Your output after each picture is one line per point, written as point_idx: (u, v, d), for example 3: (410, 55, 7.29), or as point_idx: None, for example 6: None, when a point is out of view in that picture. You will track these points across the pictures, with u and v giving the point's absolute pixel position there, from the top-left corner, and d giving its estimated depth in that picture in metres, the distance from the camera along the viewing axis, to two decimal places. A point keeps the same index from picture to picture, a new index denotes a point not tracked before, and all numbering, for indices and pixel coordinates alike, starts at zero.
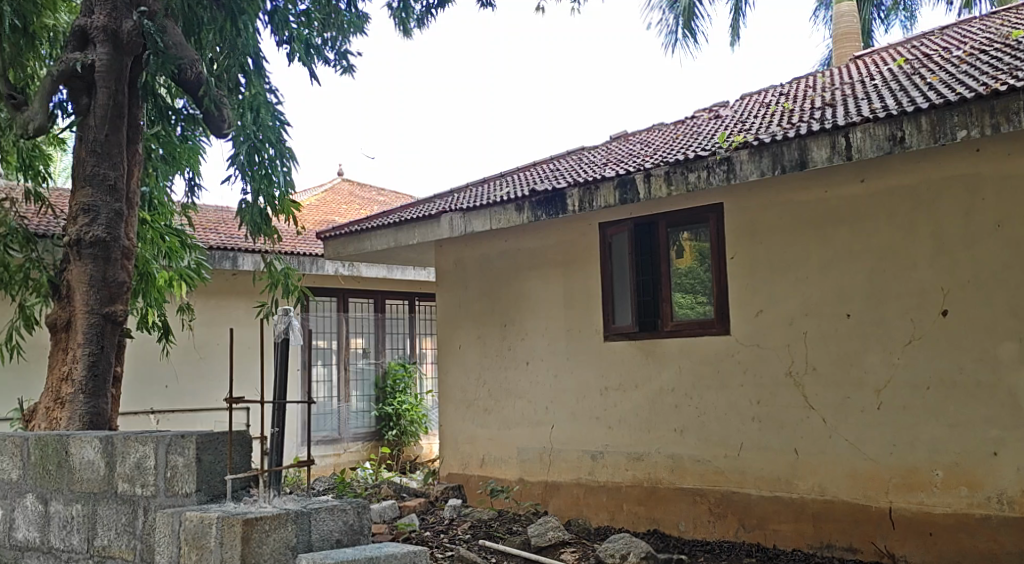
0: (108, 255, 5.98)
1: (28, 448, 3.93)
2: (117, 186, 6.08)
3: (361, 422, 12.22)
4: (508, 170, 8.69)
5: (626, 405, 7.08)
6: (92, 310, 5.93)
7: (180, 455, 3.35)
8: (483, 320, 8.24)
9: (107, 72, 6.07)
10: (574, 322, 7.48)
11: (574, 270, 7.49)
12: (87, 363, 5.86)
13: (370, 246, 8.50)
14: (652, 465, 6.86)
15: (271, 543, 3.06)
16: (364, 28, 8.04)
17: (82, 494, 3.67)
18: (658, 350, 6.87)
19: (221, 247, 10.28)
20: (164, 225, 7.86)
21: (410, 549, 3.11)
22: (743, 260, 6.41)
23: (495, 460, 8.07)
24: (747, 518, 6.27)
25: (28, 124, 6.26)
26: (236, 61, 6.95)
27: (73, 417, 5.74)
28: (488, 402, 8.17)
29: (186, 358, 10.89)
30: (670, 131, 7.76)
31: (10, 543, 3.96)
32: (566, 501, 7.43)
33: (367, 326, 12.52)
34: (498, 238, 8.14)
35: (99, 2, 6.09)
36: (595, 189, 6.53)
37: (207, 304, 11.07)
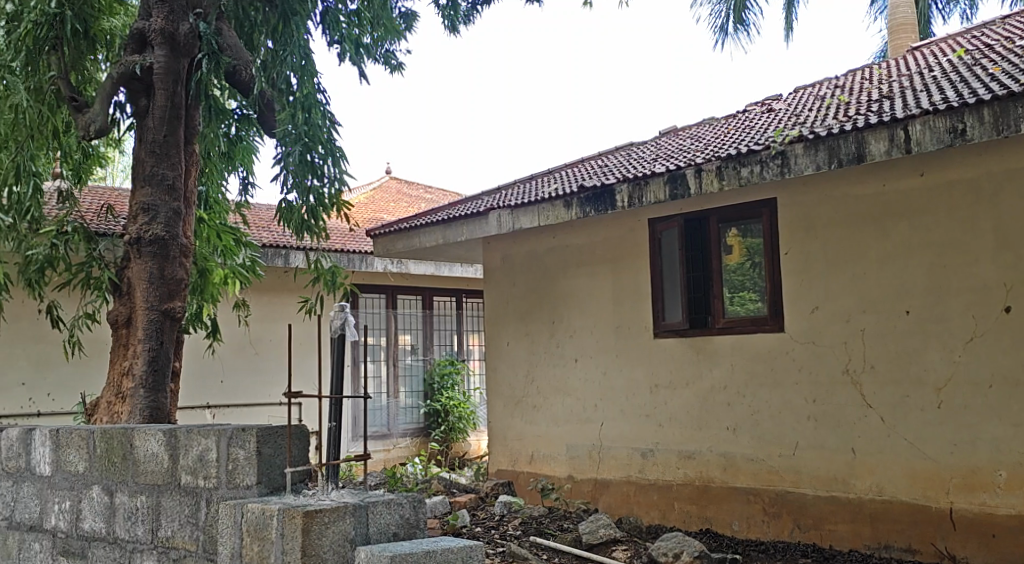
0: (166, 252, 6.11)
1: (94, 441, 4.04)
2: (175, 185, 6.21)
3: (410, 417, 12.30)
4: (556, 167, 8.68)
5: (677, 403, 7.03)
6: (152, 306, 6.07)
7: (242, 448, 3.42)
8: (532, 317, 8.25)
9: (164, 73, 6.23)
10: (624, 318, 7.45)
11: (624, 266, 7.46)
12: (147, 359, 6.00)
13: (418, 242, 8.54)
14: (704, 463, 6.80)
15: (331, 535, 3.11)
16: (412, 26, 8.10)
17: (147, 486, 3.76)
18: (709, 347, 6.82)
19: (273, 245, 10.47)
20: (220, 224, 8.09)
21: (466, 543, 3.10)
22: (797, 256, 6.32)
23: (545, 457, 8.07)
24: (803, 518, 6.19)
25: (89, 126, 6.38)
26: (290, 60, 6.78)
27: (134, 412, 5.90)
28: (537, 399, 8.17)
29: (240, 355, 11.09)
30: (721, 125, 7.69)
31: (77, 534, 4.08)
32: (616, 498, 7.40)
33: (415, 322, 12.62)
34: (546, 236, 8.14)
35: (158, 5, 6.24)
36: (645, 184, 6.49)
37: (260, 301, 11.27)
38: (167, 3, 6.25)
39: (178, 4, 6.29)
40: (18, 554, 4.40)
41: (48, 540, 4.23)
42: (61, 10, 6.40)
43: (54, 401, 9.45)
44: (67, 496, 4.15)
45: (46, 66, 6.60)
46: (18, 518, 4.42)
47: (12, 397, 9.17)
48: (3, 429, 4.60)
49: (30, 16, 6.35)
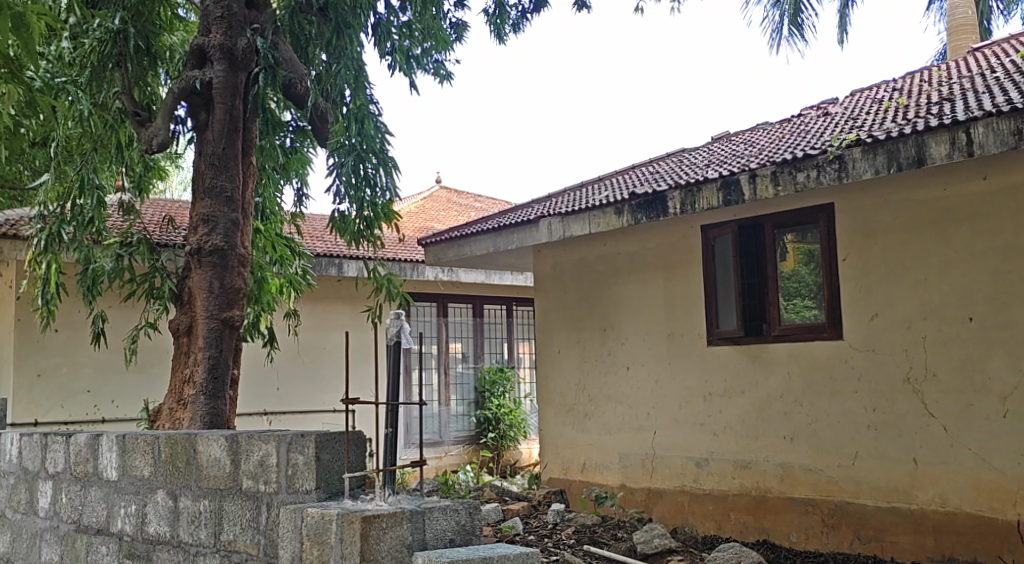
0: (225, 262, 6.25)
1: (159, 446, 4.14)
2: (233, 197, 6.36)
3: (461, 425, 12.38)
4: (607, 174, 8.67)
5: (732, 412, 6.95)
6: (211, 315, 6.21)
7: (302, 453, 3.48)
8: (584, 324, 8.23)
9: (223, 87, 6.38)
10: (676, 326, 7.39)
11: (676, 273, 7.41)
12: (207, 366, 6.14)
13: (469, 251, 8.59)
14: (761, 473, 6.71)
15: (389, 541, 3.13)
16: (462, 36, 8.22)
17: (210, 490, 3.84)
18: (765, 354, 6.73)
19: (327, 255, 10.63)
20: (276, 234, 8.26)
21: (523, 550, 3.06)
22: (856, 261, 6.20)
23: (597, 465, 8.04)
24: (863, 529, 6.06)
25: (152, 140, 6.56)
26: (344, 73, 6.77)
27: (195, 417, 6.04)
28: (589, 407, 8.15)
29: (295, 362, 11.28)
30: (775, 130, 7.60)
31: (143, 537, 4.18)
32: (670, 508, 7.35)
33: (466, 330, 12.68)
34: (597, 243, 8.14)
35: (216, 21, 6.42)
36: (698, 190, 6.45)
37: (314, 310, 11.45)
38: (225, 19, 6.41)
39: (236, 20, 6.45)
40: (86, 557, 4.52)
41: (115, 543, 4.35)
42: (124, 27, 6.57)
43: (117, 408, 9.72)
44: (133, 500, 4.26)
45: (110, 81, 6.78)
46: (86, 521, 4.56)
47: (77, 403, 9.44)
48: (72, 434, 4.75)
49: (96, 34, 6.63)
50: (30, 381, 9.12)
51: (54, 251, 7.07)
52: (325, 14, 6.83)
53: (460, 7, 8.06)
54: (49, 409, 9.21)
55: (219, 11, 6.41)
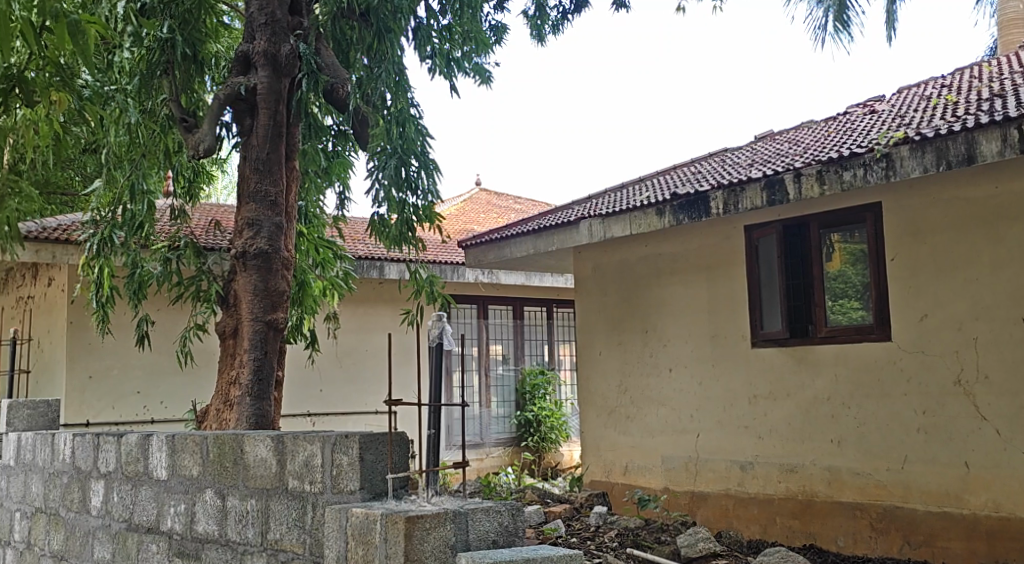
0: (270, 265, 6.34)
1: (207, 445, 4.22)
2: (278, 201, 6.45)
3: (502, 427, 12.40)
4: (649, 175, 8.63)
5: (777, 415, 6.86)
6: (257, 317, 6.30)
7: (345, 453, 3.51)
8: (626, 326, 8.19)
9: (267, 93, 6.48)
10: (720, 327, 7.33)
11: (719, 273, 7.34)
12: (253, 368, 6.23)
13: (509, 253, 8.59)
14: (807, 477, 6.62)
15: (432, 541, 3.11)
16: (502, 39, 8.24)
17: (256, 490, 3.90)
18: (811, 356, 6.63)
19: (368, 257, 10.74)
20: (318, 237, 8.36)
21: (567, 552, 3.00)
22: (904, 262, 6.08)
23: (640, 468, 7.99)
24: (913, 534, 5.94)
25: (199, 146, 6.66)
26: (385, 77, 6.81)
27: (241, 418, 6.14)
28: (631, 409, 8.11)
29: (338, 364, 11.40)
30: (821, 128, 7.50)
31: (192, 536, 4.25)
32: (714, 512, 7.27)
33: (506, 332, 12.69)
34: (638, 244, 8.10)
35: (261, 28, 6.52)
36: (742, 191, 6.39)
37: (356, 311, 11.58)
38: (269, 26, 6.51)
39: (280, 26, 6.55)
40: (137, 555, 4.61)
41: (164, 541, 4.43)
42: (172, 35, 6.72)
43: (166, 409, 9.91)
44: (182, 499, 4.34)
45: (158, 89, 6.94)
46: (137, 520, 4.65)
47: (128, 404, 9.64)
48: (123, 434, 4.86)
49: (145, 42, 6.74)
50: (82, 383, 9.34)
51: (106, 255, 7.26)
52: (366, 20, 6.92)
53: (500, 10, 8.10)
54: (100, 409, 9.42)
55: (264, 18, 6.50)
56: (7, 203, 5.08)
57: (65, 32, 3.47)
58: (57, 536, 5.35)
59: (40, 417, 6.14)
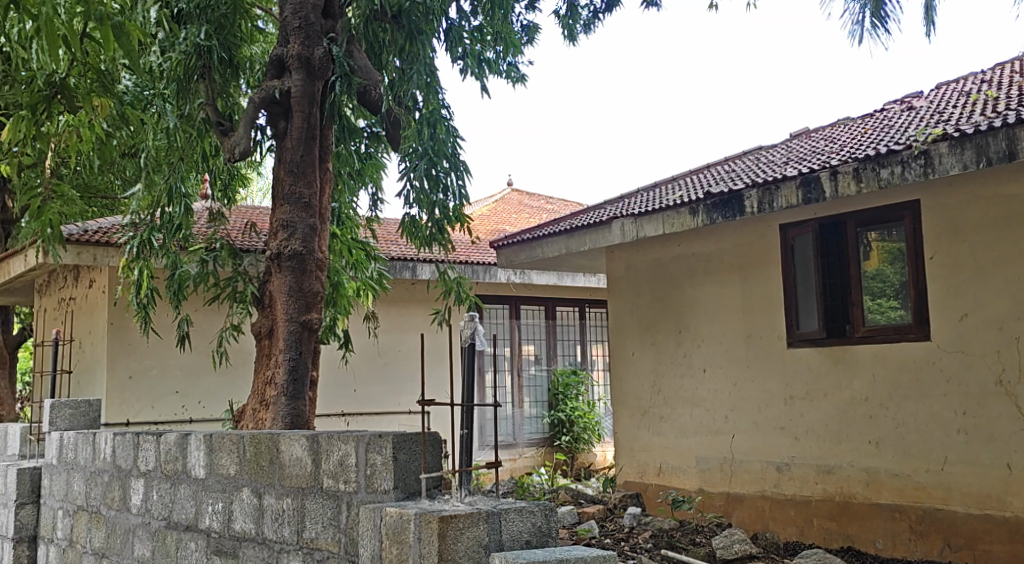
0: (304, 266, 6.40)
1: (244, 445, 4.27)
2: (312, 203, 6.51)
3: (535, 427, 12.39)
4: (682, 173, 8.58)
5: (814, 415, 6.78)
6: (291, 318, 6.36)
7: (379, 453, 3.52)
8: (658, 326, 8.15)
9: (301, 96, 6.54)
10: (755, 327, 7.26)
11: (754, 273, 7.28)
12: (288, 368, 6.30)
13: (541, 253, 8.59)
14: (845, 478, 6.53)
15: (465, 541, 3.12)
16: (535, 39, 8.24)
17: (292, 489, 3.94)
18: (848, 356, 6.55)
19: (401, 258, 10.81)
20: (352, 238, 8.44)
21: (601, 552, 2.97)
22: (943, 260, 5.98)
23: (673, 469, 7.95)
24: (954, 537, 5.82)
25: (234, 148, 6.74)
26: (416, 77, 6.88)
27: (277, 418, 6.21)
28: (665, 409, 8.07)
29: (372, 365, 11.48)
30: (857, 125, 7.41)
31: (230, 534, 4.30)
32: (750, 514, 7.20)
33: (539, 332, 12.69)
34: (671, 243, 8.05)
35: (294, 31, 6.58)
36: (777, 189, 6.32)
37: (389, 312, 11.66)
38: (303, 30, 6.57)
39: (314, 30, 6.61)
40: (176, 553, 4.68)
41: (203, 540, 4.49)
42: (209, 42, 6.81)
43: (204, 408, 10.05)
44: (219, 498, 4.40)
45: (195, 93, 6.96)
46: (176, 518, 4.72)
47: (166, 404, 9.79)
48: (162, 433, 4.93)
49: (182, 47, 6.79)
50: (122, 383, 9.50)
51: (145, 258, 7.38)
52: (400, 20, 6.88)
53: (532, 10, 8.10)
54: (140, 409, 9.57)
55: (298, 21, 6.56)
56: (51, 206, 5.21)
57: (110, 35, 3.54)
58: (98, 534, 5.45)
59: (82, 417, 6.26)
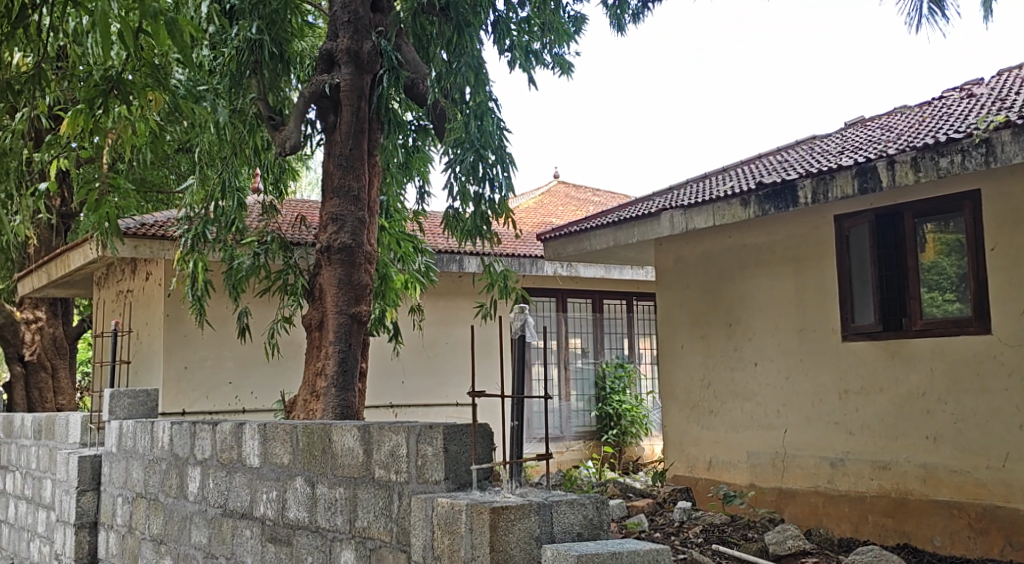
0: (353, 259, 6.46)
1: (297, 435, 4.33)
2: (360, 196, 6.56)
3: (582, 420, 12.36)
4: (732, 164, 8.46)
5: (870, 411, 6.64)
6: (341, 310, 6.42)
7: (430, 444, 3.53)
8: (708, 320, 8.06)
9: (350, 91, 6.59)
10: (808, 320, 7.14)
11: (807, 265, 7.15)
12: (337, 360, 6.36)
13: (589, 245, 8.54)
14: (901, 474, 6.39)
15: (517, 532, 3.10)
16: (583, 29, 8.18)
17: (344, 479, 3.98)
18: (905, 350, 6.40)
19: (448, 251, 10.87)
20: (400, 231, 8.52)
21: (654, 546, 2.93)
22: (1005, 251, 5.79)
23: (724, 463, 7.86)
24: (1015, 535, 5.65)
25: (285, 143, 6.83)
26: (466, 71, 6.99)
27: (327, 408, 6.27)
28: (715, 404, 7.98)
29: (419, 357, 11.55)
30: (914, 113, 7.22)
31: (284, 522, 4.36)
32: (803, 510, 7.09)
33: (586, 325, 12.67)
34: (722, 235, 7.95)
35: (343, 27, 6.59)
36: (831, 179, 6.20)
37: (437, 304, 11.73)
38: (352, 24, 6.58)
39: (363, 24, 6.61)
40: (232, 540, 4.76)
41: (258, 527, 4.56)
42: (260, 36, 6.88)
43: (256, 399, 10.21)
44: (273, 486, 4.46)
45: (248, 89, 7.12)
46: (232, 506, 4.80)
47: (221, 394, 9.97)
48: (217, 423, 5.02)
49: (235, 43, 6.95)
50: (177, 373, 9.70)
51: (200, 251, 7.50)
52: (447, 13, 6.99)
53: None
54: (195, 399, 9.77)
55: (346, 16, 6.58)
56: (109, 200, 5.37)
57: (161, 32, 3.61)
58: (156, 521, 5.57)
59: (140, 406, 6.40)
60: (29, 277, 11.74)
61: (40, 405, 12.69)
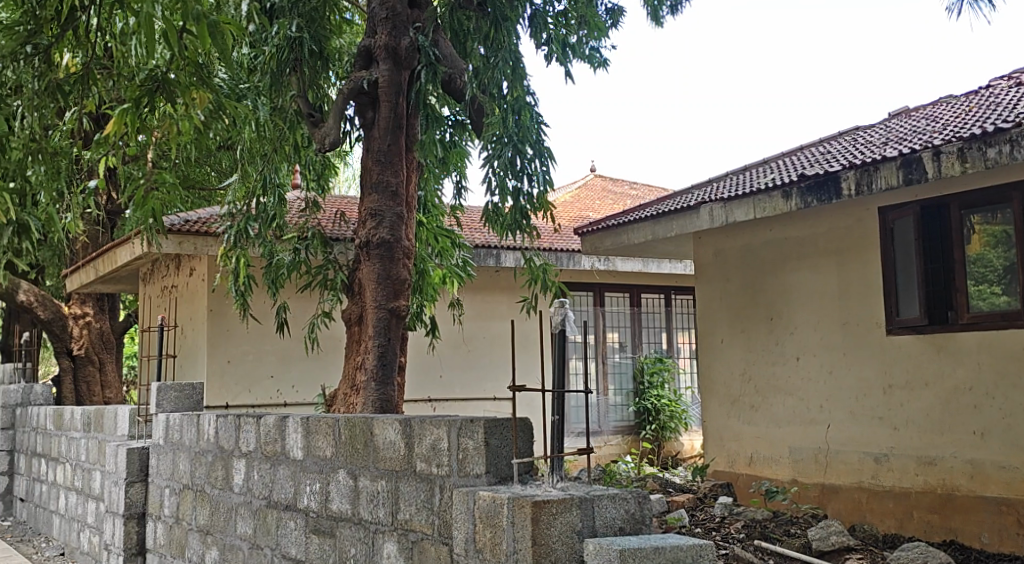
0: (392, 254, 6.51)
1: (339, 428, 4.38)
2: (399, 191, 6.60)
3: (620, 414, 12.34)
4: (773, 156, 8.36)
5: (915, 406, 6.53)
6: (380, 305, 6.46)
7: (471, 438, 3.55)
8: (749, 314, 7.99)
9: (388, 86, 6.62)
10: (851, 314, 7.04)
11: (850, 258, 7.05)
12: (377, 354, 6.41)
13: (627, 239, 8.51)
14: (947, 470, 6.29)
15: (559, 526, 3.10)
16: (620, 21, 8.13)
17: (386, 471, 4.01)
18: (952, 344, 6.28)
19: (485, 245, 10.89)
20: (437, 226, 8.55)
21: (697, 541, 2.93)
22: None
23: (765, 459, 7.79)
24: None
25: (325, 139, 6.88)
26: (502, 65, 6.87)
27: (368, 402, 6.33)
28: (756, 398, 7.92)
29: (457, 351, 11.60)
30: (961, 103, 7.07)
31: (327, 514, 4.42)
32: (847, 505, 7.00)
33: (624, 319, 12.61)
34: (762, 228, 7.87)
35: (382, 22, 6.68)
36: (875, 170, 6.10)
37: (475, 298, 11.77)
38: (391, 20, 6.65)
39: (400, 20, 6.67)
40: (277, 532, 4.83)
41: (302, 519, 4.62)
42: (300, 34, 6.94)
43: (297, 393, 10.35)
44: (317, 479, 4.52)
45: (287, 86, 7.12)
46: (276, 497, 4.87)
47: (262, 388, 10.12)
48: (262, 416, 5.09)
49: (275, 41, 6.98)
50: (221, 367, 9.85)
51: (242, 247, 7.54)
52: (484, 9, 7.13)
53: None
54: (238, 393, 9.93)
55: (383, 12, 6.67)
56: (154, 197, 5.47)
57: (206, 33, 3.66)
58: (203, 511, 5.66)
59: (186, 399, 6.52)
60: (77, 273, 12.00)
61: (88, 399, 12.90)
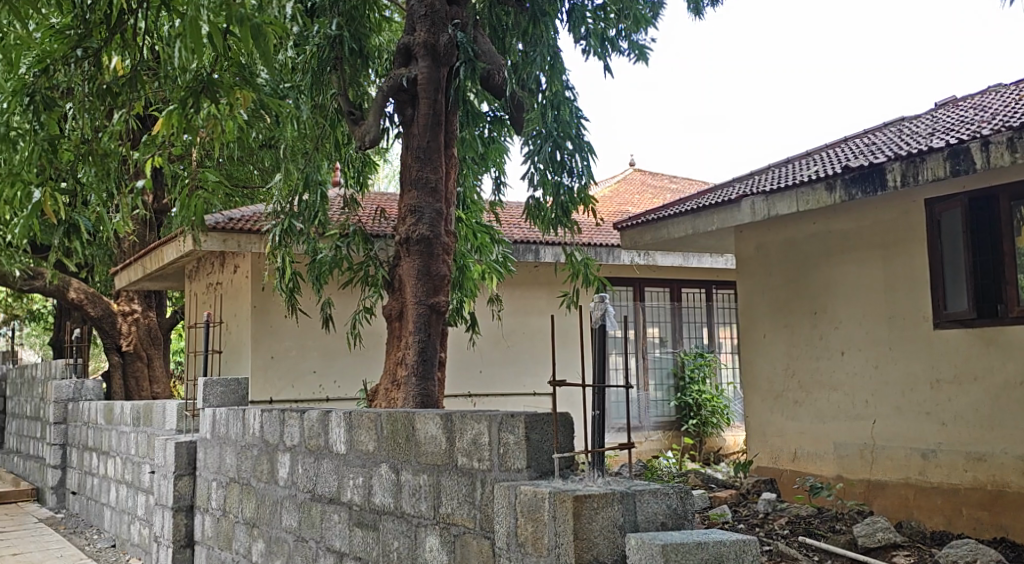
0: (431, 250, 6.54)
1: (381, 422, 4.43)
2: (438, 188, 6.64)
3: (661, 410, 12.26)
4: (816, 148, 8.25)
5: (963, 401, 6.40)
6: (420, 301, 6.50)
7: (512, 433, 3.56)
8: (793, 308, 7.90)
9: (427, 84, 6.62)
10: (898, 308, 6.91)
11: (896, 251, 6.93)
12: (417, 349, 6.45)
13: (668, 233, 8.45)
14: (997, 466, 6.15)
15: (600, 520, 3.09)
16: (660, 15, 8.08)
17: (428, 466, 4.05)
18: (1002, 339, 6.14)
19: (524, 241, 10.89)
20: (476, 222, 8.57)
21: (739, 537, 2.91)
22: None
23: (810, 454, 7.69)
24: None
25: (364, 136, 6.95)
26: (540, 59, 7.04)
27: (408, 397, 6.35)
28: (799, 394, 7.83)
29: (497, 347, 11.64)
30: (1011, 91, 6.90)
31: (370, 507, 4.46)
32: (894, 502, 6.89)
33: (664, 314, 12.52)
34: (805, 221, 7.76)
35: (421, 20, 6.69)
36: (922, 161, 5.98)
37: (514, 294, 11.79)
38: (428, 17, 6.65)
39: (438, 17, 6.67)
40: (321, 524, 4.90)
41: (345, 512, 4.68)
42: (340, 33, 7.04)
43: (340, 388, 10.45)
44: (360, 473, 4.57)
45: (328, 85, 7.21)
46: (320, 491, 4.94)
47: (305, 383, 10.24)
48: (306, 411, 5.16)
49: (315, 40, 7.07)
50: (264, 363, 10.00)
51: (286, 245, 7.66)
52: (522, 5, 7.12)
53: None
54: (281, 388, 10.08)
55: (423, 9, 6.67)
56: (199, 195, 5.57)
57: (250, 34, 3.70)
58: (249, 504, 5.76)
59: (232, 394, 6.63)
60: (126, 270, 12.26)
61: (137, 394, 13.17)
